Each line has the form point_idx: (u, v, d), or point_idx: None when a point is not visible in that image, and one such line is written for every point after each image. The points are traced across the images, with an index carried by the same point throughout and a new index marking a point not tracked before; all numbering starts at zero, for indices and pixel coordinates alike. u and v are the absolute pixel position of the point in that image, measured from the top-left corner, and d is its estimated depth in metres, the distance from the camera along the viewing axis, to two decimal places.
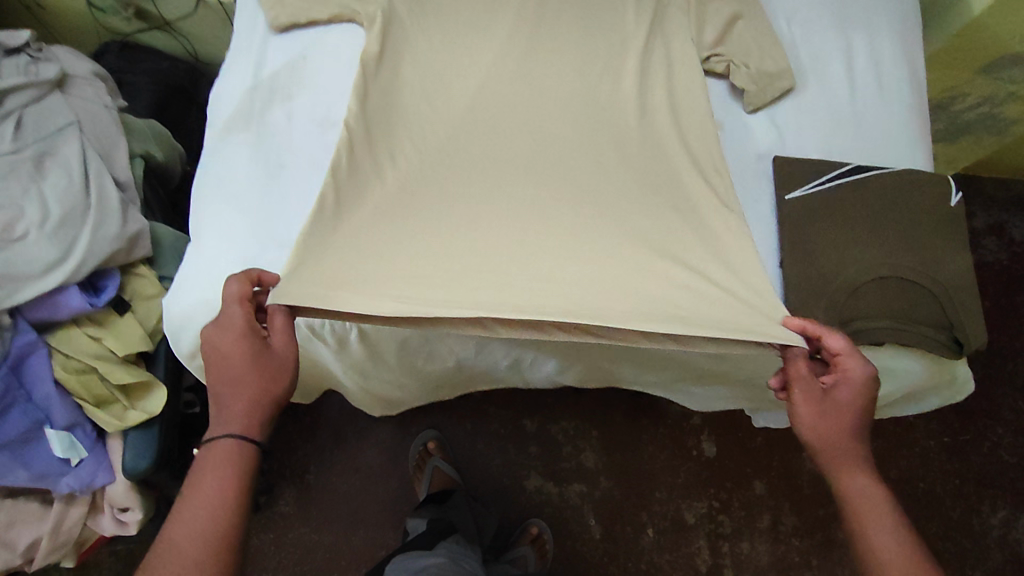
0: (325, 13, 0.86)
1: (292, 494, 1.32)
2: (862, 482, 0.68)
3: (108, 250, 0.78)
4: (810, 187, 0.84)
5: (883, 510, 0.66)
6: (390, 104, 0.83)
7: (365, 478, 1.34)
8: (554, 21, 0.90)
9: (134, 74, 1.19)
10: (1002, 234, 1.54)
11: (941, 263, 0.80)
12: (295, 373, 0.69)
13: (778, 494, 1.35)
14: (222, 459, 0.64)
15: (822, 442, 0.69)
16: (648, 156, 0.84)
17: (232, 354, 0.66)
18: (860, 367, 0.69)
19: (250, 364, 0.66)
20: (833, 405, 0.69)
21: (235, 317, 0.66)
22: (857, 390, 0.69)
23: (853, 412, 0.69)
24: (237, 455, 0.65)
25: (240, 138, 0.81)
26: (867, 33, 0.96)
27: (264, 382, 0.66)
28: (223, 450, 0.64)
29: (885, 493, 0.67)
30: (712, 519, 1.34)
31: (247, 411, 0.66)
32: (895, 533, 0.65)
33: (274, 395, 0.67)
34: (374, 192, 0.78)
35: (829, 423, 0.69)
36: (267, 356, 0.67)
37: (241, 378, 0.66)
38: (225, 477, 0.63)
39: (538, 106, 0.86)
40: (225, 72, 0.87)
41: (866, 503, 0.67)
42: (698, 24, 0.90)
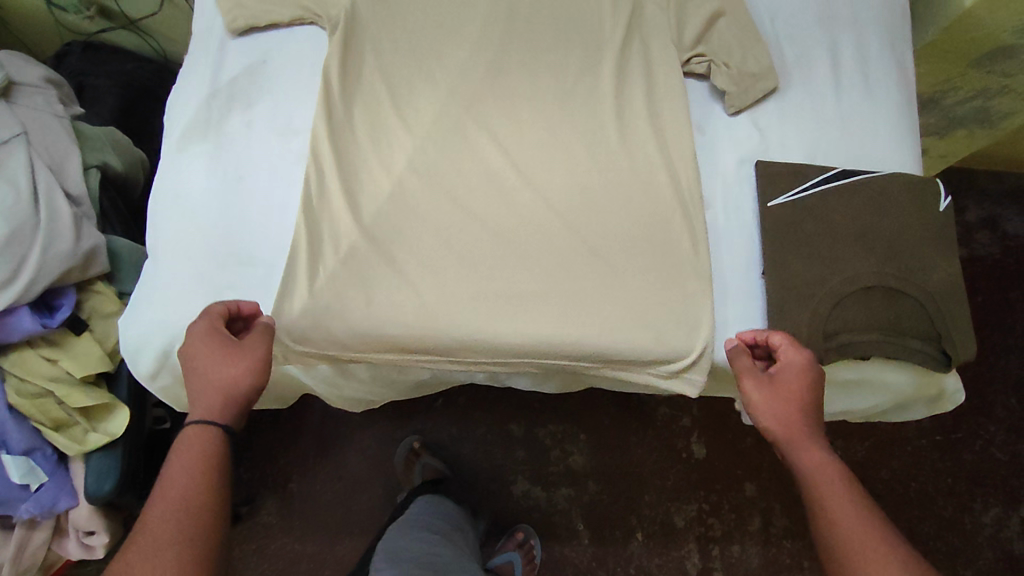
0: (285, 15, 0.82)
1: (275, 503, 1.29)
2: (819, 457, 0.67)
3: (60, 269, 0.75)
4: (795, 193, 0.81)
5: (842, 483, 0.65)
6: (356, 112, 0.80)
7: (349, 486, 1.31)
8: (528, 18, 0.86)
9: (97, 77, 1.14)
10: (995, 228, 1.51)
11: (928, 270, 0.78)
12: (262, 372, 0.67)
13: (769, 495, 1.34)
14: (189, 442, 0.63)
15: (779, 423, 0.70)
16: (627, 164, 0.82)
17: (204, 343, 0.65)
18: (801, 351, 0.71)
19: (221, 352, 0.65)
20: (779, 389, 0.71)
21: (215, 313, 0.66)
22: (799, 372, 0.71)
23: (799, 394, 0.70)
24: (205, 441, 0.63)
25: (197, 150, 0.77)
26: (854, 28, 0.92)
27: (231, 370, 0.65)
28: (188, 436, 0.63)
29: (840, 468, 0.66)
30: (701, 520, 1.32)
31: (207, 397, 0.64)
32: (855, 506, 0.63)
33: (241, 386, 0.65)
34: (340, 206, 0.75)
35: (779, 405, 0.70)
36: (240, 348, 0.66)
37: (207, 365, 0.65)
38: (196, 461, 0.62)
39: (511, 113, 0.82)
40: (181, 77, 0.82)
41: (821, 476, 0.66)
42: (678, 22, 0.87)
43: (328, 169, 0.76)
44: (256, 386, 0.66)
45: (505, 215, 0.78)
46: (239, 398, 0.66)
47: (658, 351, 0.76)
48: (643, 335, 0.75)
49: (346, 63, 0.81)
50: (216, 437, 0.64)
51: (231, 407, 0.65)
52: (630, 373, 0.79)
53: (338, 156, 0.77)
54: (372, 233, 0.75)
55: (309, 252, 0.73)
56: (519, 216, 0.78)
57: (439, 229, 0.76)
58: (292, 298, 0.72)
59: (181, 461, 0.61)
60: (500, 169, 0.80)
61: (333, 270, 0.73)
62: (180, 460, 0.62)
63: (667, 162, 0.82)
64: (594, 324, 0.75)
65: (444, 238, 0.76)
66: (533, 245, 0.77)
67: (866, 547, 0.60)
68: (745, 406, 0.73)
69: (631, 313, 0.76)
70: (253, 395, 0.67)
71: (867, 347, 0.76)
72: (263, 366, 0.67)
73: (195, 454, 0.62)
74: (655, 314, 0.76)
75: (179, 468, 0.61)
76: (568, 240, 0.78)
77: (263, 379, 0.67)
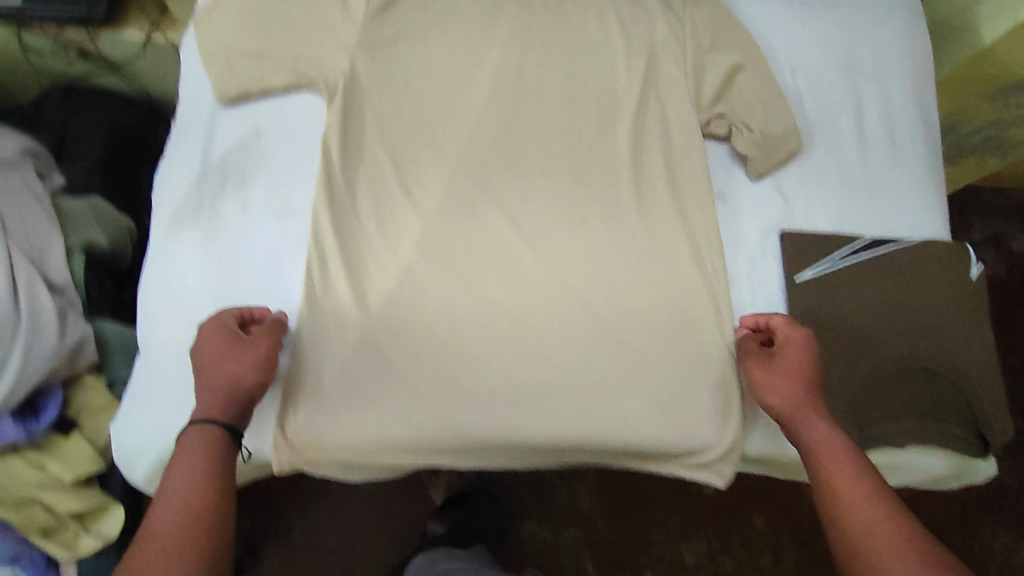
0: (278, 82, 0.76)
1: (277, 556, 1.25)
2: (823, 431, 0.66)
3: (45, 370, 0.70)
4: (822, 267, 0.78)
5: (848, 458, 0.64)
6: (355, 189, 0.75)
7: (351, 533, 1.27)
8: (538, 78, 0.81)
9: (81, 126, 1.08)
10: (1000, 246, 1.49)
11: (962, 348, 0.76)
12: (266, 368, 0.65)
13: (778, 527, 1.31)
14: (195, 445, 0.60)
15: (785, 401, 0.68)
16: (647, 237, 0.78)
17: (212, 343, 0.65)
18: (801, 330, 0.71)
19: (226, 350, 0.64)
20: (783, 367, 0.70)
21: (226, 315, 0.67)
22: (800, 349, 0.70)
23: (803, 372, 0.69)
24: (210, 445, 0.60)
25: (188, 236, 0.72)
26: (878, 80, 0.87)
27: (233, 366, 0.64)
28: (193, 437, 0.61)
29: (846, 442, 0.65)
30: (712, 559, 1.29)
31: (210, 394, 0.63)
32: (860, 479, 0.63)
33: (243, 382, 0.64)
34: (345, 294, 0.72)
35: (784, 383, 0.69)
36: (243, 345, 0.65)
37: (211, 363, 0.64)
38: (204, 467, 0.59)
39: (522, 184, 0.78)
40: (171, 153, 0.77)
41: (828, 451, 0.65)
42: (696, 80, 0.82)
43: (332, 256, 0.72)
44: (259, 381, 0.64)
45: (520, 297, 0.75)
46: (242, 396, 0.64)
47: (680, 442, 0.74)
48: (662, 424, 0.73)
49: (346, 135, 0.76)
50: (219, 438, 0.61)
51: (234, 403, 0.63)
52: (653, 464, 0.77)
53: (340, 241, 0.73)
54: (380, 325, 0.72)
55: (312, 358, 0.70)
56: (534, 297, 0.75)
57: (449, 317, 0.73)
58: (300, 405, 0.70)
59: (189, 464, 0.59)
60: (512, 248, 0.76)
61: (342, 367, 0.71)
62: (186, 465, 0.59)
63: (687, 234, 0.78)
64: (612, 413, 0.73)
65: (456, 326, 0.73)
66: (549, 329, 0.74)
67: (875, 519, 0.60)
68: (750, 387, 0.72)
69: (650, 401, 0.74)
70: (258, 392, 0.65)
71: (903, 436, 0.74)
72: (267, 362, 0.65)
73: (200, 459, 0.60)
74: (675, 400, 0.74)
75: (183, 474, 0.59)
76: (584, 325, 0.75)
77: (266, 375, 0.65)
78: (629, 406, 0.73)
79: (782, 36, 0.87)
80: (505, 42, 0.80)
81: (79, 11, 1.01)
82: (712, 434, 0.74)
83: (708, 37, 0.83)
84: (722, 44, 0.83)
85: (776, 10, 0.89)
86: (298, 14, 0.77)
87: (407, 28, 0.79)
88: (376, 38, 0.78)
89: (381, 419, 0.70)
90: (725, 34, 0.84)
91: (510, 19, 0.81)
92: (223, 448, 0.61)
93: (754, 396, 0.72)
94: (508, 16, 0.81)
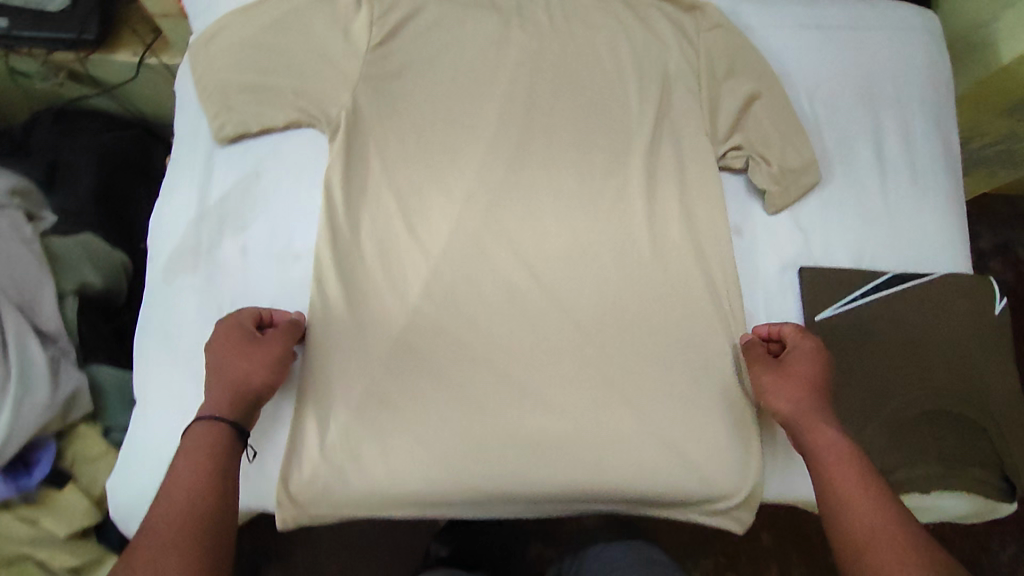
0: (279, 119, 0.73)
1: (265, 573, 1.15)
2: (831, 437, 0.65)
3: (36, 425, 0.68)
4: (843, 305, 0.76)
5: (856, 462, 0.63)
6: (358, 230, 0.72)
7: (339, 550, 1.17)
8: (547, 111, 0.78)
9: (73, 150, 1.03)
10: (1009, 257, 1.46)
11: (988, 388, 0.74)
12: (278, 370, 0.65)
13: (785, 542, 1.24)
14: (196, 440, 0.60)
15: (793, 407, 0.67)
16: (662, 276, 0.75)
17: (226, 339, 0.64)
18: (811, 339, 0.70)
19: (239, 351, 0.64)
20: (791, 372, 0.69)
21: (244, 314, 0.66)
22: (810, 357, 0.69)
23: (812, 380, 0.68)
24: (214, 439, 0.60)
25: (186, 283, 0.70)
26: (899, 107, 0.84)
27: (244, 366, 0.63)
28: (198, 431, 0.60)
29: (853, 449, 0.64)
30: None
31: (217, 393, 0.62)
32: (864, 484, 0.61)
33: (252, 383, 0.63)
34: (351, 341, 0.69)
35: (792, 390, 0.68)
36: (256, 347, 0.64)
37: (222, 362, 0.63)
38: (205, 460, 0.59)
39: (532, 222, 0.75)
40: (166, 192, 0.74)
41: (835, 457, 0.63)
42: (711, 109, 0.79)
43: (335, 301, 0.70)
44: (268, 383, 0.64)
45: (531, 342, 0.72)
46: (251, 397, 0.63)
47: (698, 490, 0.71)
48: (680, 472, 0.71)
49: (350, 173, 0.73)
50: (222, 434, 0.60)
51: (241, 403, 0.63)
52: (667, 512, 0.74)
53: (344, 286, 0.70)
54: (387, 374, 0.69)
55: (318, 411, 0.68)
56: (545, 340, 0.72)
57: (458, 365, 0.71)
58: (304, 459, 0.67)
59: (190, 455, 0.59)
60: (522, 290, 0.73)
61: (349, 418, 0.68)
62: (187, 457, 0.59)
63: (704, 272, 0.75)
64: (630, 461, 0.70)
65: (464, 374, 0.70)
66: (561, 375, 0.72)
67: (880, 523, 0.59)
68: (757, 392, 0.70)
69: (668, 449, 0.71)
70: (268, 393, 0.65)
71: (930, 482, 0.72)
72: (278, 365, 0.65)
73: (203, 453, 0.59)
74: (693, 447, 0.71)
75: (184, 466, 0.58)
76: (598, 370, 0.72)
77: (275, 378, 0.65)
78: (647, 454, 0.70)
79: (799, 62, 0.84)
80: (513, 74, 0.78)
81: (70, 35, 0.96)
82: (732, 482, 0.71)
83: (723, 65, 0.80)
84: (738, 71, 0.80)
85: (792, 35, 0.86)
86: (298, 47, 0.74)
87: (411, 59, 0.76)
88: (379, 71, 0.75)
89: (389, 471, 0.67)
90: (740, 61, 0.81)
91: (518, 49, 0.79)
92: (229, 444, 0.60)
93: (761, 401, 0.70)
94: (516, 46, 0.79)
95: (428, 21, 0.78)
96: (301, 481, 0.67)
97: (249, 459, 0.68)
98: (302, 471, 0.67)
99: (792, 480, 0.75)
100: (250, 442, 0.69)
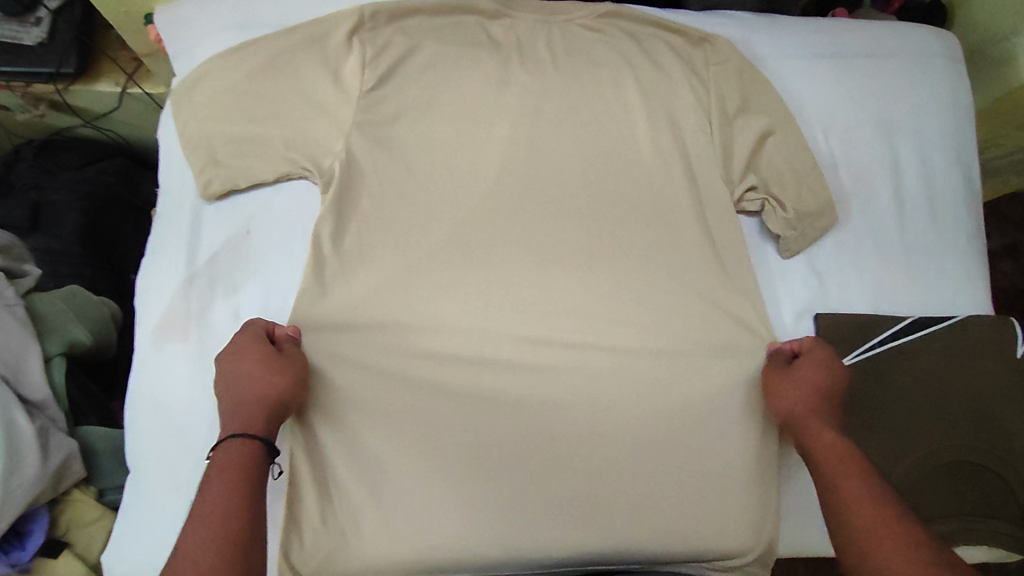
0: (270, 171, 0.70)
1: None
2: (829, 438, 0.62)
3: (28, 500, 0.65)
4: (861, 352, 0.73)
5: (853, 462, 0.59)
6: (354, 286, 0.68)
7: None
8: (552, 152, 0.74)
9: (56, 189, 0.99)
10: None
11: (1010, 436, 0.71)
12: (301, 385, 0.63)
13: None
14: (227, 460, 0.54)
15: (792, 411, 0.65)
16: (678, 326, 0.71)
17: (252, 353, 0.61)
18: (822, 347, 0.68)
19: (266, 361, 0.61)
20: (796, 376, 0.66)
21: (255, 328, 0.64)
22: (818, 363, 0.67)
23: (816, 384, 0.66)
24: (248, 458, 0.55)
25: (178, 349, 0.67)
26: (916, 138, 0.81)
27: (275, 380, 0.60)
28: (228, 450, 0.55)
29: (854, 450, 0.60)
30: None
31: (248, 409, 0.59)
32: (861, 483, 0.57)
33: (282, 398, 0.60)
34: (349, 404, 0.66)
35: (795, 392, 0.65)
36: (286, 360, 0.62)
37: (251, 375, 0.60)
38: (238, 479, 0.53)
39: (539, 271, 0.71)
40: (154, 250, 0.72)
41: (831, 457, 0.60)
42: (724, 147, 0.75)
43: (333, 361, 0.67)
44: (292, 398, 0.61)
45: (542, 399, 0.68)
46: (279, 412, 0.60)
47: (714, 550, 0.68)
48: (698, 532, 0.67)
49: (345, 226, 0.69)
50: (257, 454, 0.56)
51: (271, 419, 0.59)
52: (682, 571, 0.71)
53: (342, 346, 0.67)
54: (389, 436, 0.66)
55: (316, 480, 0.65)
56: (552, 398, 0.68)
57: (465, 425, 0.67)
58: (305, 528, 0.64)
59: (220, 474, 0.54)
60: (528, 345, 0.70)
61: (349, 487, 0.65)
62: (218, 478, 0.53)
63: (722, 320, 0.72)
64: (643, 523, 0.67)
65: (467, 436, 0.66)
66: (575, 433, 0.68)
67: (872, 518, 0.54)
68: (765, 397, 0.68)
69: (685, 507, 0.67)
70: (289, 409, 0.61)
71: (952, 535, 0.69)
72: (300, 381, 0.63)
73: (233, 472, 0.54)
74: (710, 507, 0.68)
75: (219, 483, 0.53)
76: (615, 428, 0.68)
77: (301, 393, 0.63)
78: (662, 516, 0.67)
79: (812, 94, 0.81)
80: (514, 115, 0.74)
81: (46, 70, 0.91)
82: (749, 539, 0.68)
83: (734, 100, 0.76)
84: (751, 106, 0.77)
85: (806, 65, 0.82)
86: (287, 95, 0.70)
87: (407, 103, 0.72)
88: (373, 116, 0.71)
89: (392, 540, 0.63)
90: (752, 95, 0.77)
91: (520, 88, 0.75)
92: (262, 463, 0.56)
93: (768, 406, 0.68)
94: (517, 85, 0.75)
95: (423, 61, 0.74)
96: (299, 552, 0.63)
97: (275, 475, 0.65)
98: (300, 543, 0.63)
99: (808, 534, 0.73)
100: (276, 458, 0.66)
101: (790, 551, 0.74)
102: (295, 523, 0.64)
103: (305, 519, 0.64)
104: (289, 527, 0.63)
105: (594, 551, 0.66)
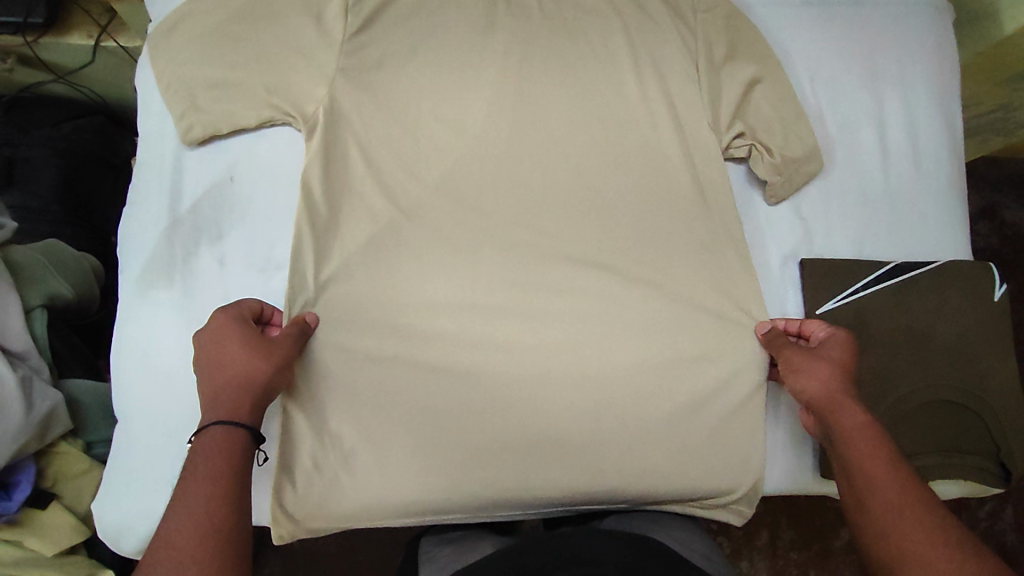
0: (252, 117, 0.68)
1: (279, 560, 1.00)
2: (860, 419, 0.60)
3: (13, 450, 0.64)
4: (843, 297, 0.74)
5: (886, 448, 0.58)
6: (343, 234, 0.68)
7: (337, 552, 1.00)
8: (538, 98, 0.73)
9: (29, 146, 0.97)
10: None
11: (984, 375, 0.73)
12: (286, 369, 0.60)
13: (777, 506, 1.11)
14: (210, 447, 0.52)
15: (820, 391, 0.62)
16: (667, 273, 0.72)
17: (234, 340, 0.58)
18: (841, 330, 0.67)
19: (249, 346, 0.58)
20: (820, 356, 0.64)
21: (245, 311, 0.61)
22: (842, 345, 0.65)
23: (842, 365, 0.64)
24: (229, 446, 0.53)
25: (163, 296, 0.67)
26: (901, 89, 0.81)
27: (259, 363, 0.57)
28: (211, 438, 0.53)
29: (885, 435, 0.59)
30: (738, 553, 1.09)
31: (232, 395, 0.56)
32: (898, 473, 0.56)
33: (267, 381, 0.57)
34: (339, 351, 0.66)
35: (822, 371, 0.63)
36: (268, 343, 0.59)
37: (232, 359, 0.57)
38: (218, 471, 0.51)
39: (529, 219, 0.71)
40: (135, 198, 0.71)
41: (863, 441, 0.58)
42: (712, 94, 0.75)
43: (322, 308, 0.66)
44: (277, 380, 0.59)
45: (533, 345, 0.69)
46: (264, 396, 0.57)
47: (701, 489, 0.69)
48: (685, 470, 0.68)
49: (330, 172, 0.68)
50: (240, 440, 0.54)
51: (257, 406, 0.57)
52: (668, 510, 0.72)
53: (331, 293, 0.67)
54: (380, 383, 0.66)
55: (306, 425, 0.64)
56: (540, 343, 0.69)
57: (456, 373, 0.67)
58: (296, 471, 0.64)
59: (203, 462, 0.51)
60: (517, 290, 0.70)
61: (340, 432, 0.65)
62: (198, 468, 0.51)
63: (709, 266, 0.72)
64: (631, 462, 0.67)
65: (457, 380, 0.67)
66: (566, 377, 0.68)
67: (909, 512, 0.53)
68: (784, 374, 0.65)
69: (671, 446, 0.68)
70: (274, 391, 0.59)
71: (927, 470, 0.71)
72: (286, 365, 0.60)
73: (216, 462, 0.51)
74: (696, 446, 0.69)
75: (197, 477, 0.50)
76: (604, 371, 0.69)
77: (284, 375, 0.60)
78: (650, 455, 0.68)
79: (799, 42, 0.81)
80: (501, 63, 0.73)
81: (14, 19, 0.88)
82: (734, 476, 0.70)
83: (722, 48, 0.76)
84: (739, 53, 0.76)
85: (793, 14, 0.82)
86: (268, 40, 0.68)
87: (392, 48, 0.71)
88: (358, 63, 0.70)
89: (381, 481, 0.64)
90: (740, 43, 0.77)
91: (506, 35, 0.74)
92: (242, 451, 0.54)
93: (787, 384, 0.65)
94: (504, 31, 0.74)
95: (408, 7, 0.72)
96: (293, 494, 0.64)
97: (259, 463, 0.65)
98: (292, 487, 0.64)
99: (793, 475, 0.74)
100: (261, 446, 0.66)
101: (774, 491, 0.76)
102: (286, 468, 0.64)
103: (298, 463, 0.64)
104: (281, 473, 0.64)
105: (584, 491, 0.67)
